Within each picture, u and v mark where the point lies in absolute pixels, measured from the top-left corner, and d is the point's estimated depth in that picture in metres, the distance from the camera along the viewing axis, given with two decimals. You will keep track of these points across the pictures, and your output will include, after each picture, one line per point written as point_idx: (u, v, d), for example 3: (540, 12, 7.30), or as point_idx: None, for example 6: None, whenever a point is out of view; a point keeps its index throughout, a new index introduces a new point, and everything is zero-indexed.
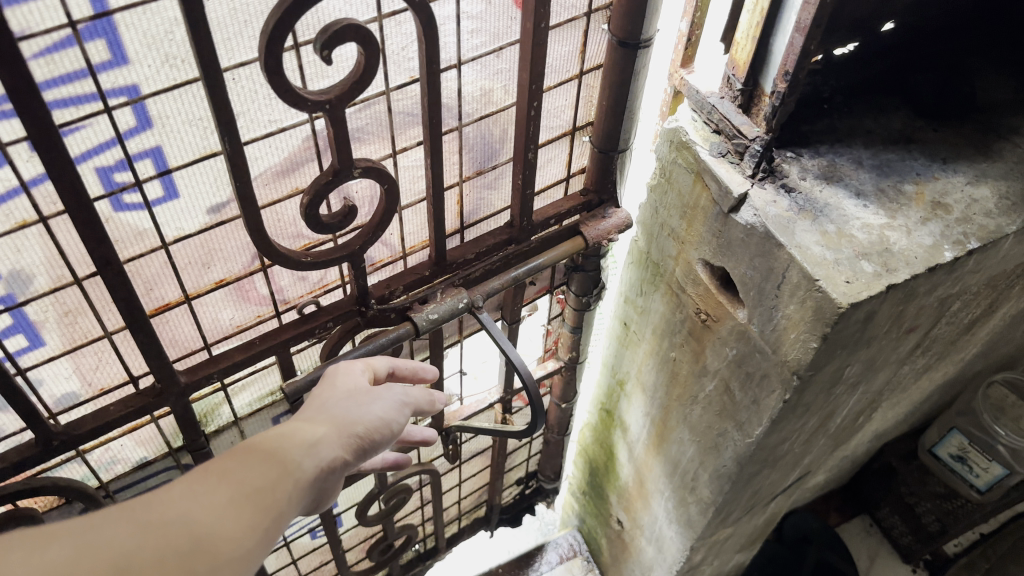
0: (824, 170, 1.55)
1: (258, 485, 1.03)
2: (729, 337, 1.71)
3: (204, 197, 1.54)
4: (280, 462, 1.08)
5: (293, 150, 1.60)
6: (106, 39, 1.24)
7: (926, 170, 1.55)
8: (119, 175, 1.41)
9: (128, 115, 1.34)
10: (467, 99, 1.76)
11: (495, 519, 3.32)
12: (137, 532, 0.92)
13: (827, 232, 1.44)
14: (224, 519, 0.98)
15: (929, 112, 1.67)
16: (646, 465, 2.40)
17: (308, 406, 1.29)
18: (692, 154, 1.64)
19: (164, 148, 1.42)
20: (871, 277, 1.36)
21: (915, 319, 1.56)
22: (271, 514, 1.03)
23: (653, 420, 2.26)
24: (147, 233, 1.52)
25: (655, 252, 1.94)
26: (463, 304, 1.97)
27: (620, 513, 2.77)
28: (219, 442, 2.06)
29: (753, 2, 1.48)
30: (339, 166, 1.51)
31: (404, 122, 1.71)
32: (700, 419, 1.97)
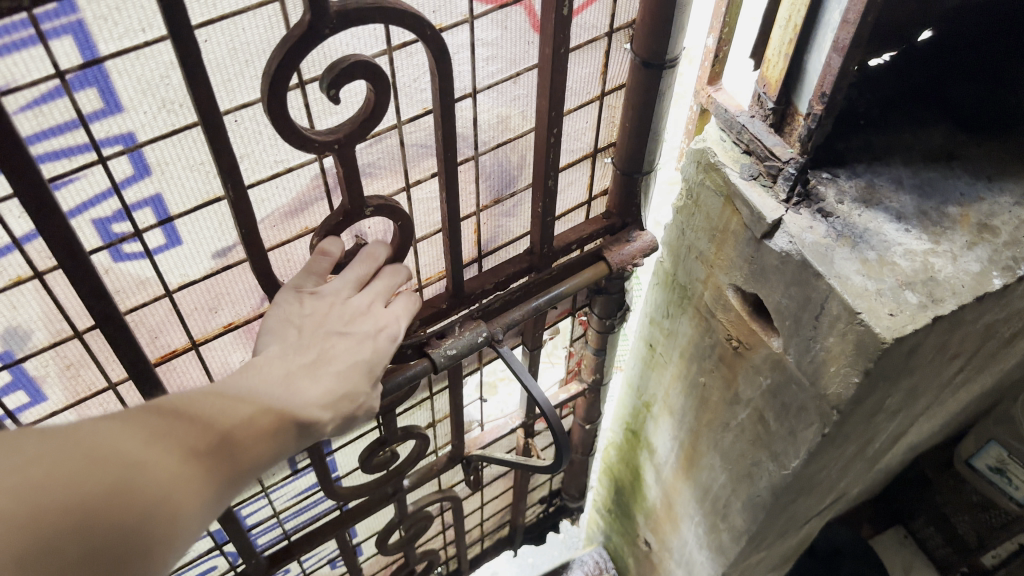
0: (862, 193, 1.47)
1: (254, 435, 1.13)
2: (763, 366, 1.63)
3: (209, 241, 1.48)
4: (232, 416, 1.11)
5: (302, 189, 1.53)
6: (98, 88, 1.17)
7: (970, 189, 1.46)
8: (117, 225, 1.35)
9: (126, 161, 1.27)
10: (483, 127, 1.70)
11: (519, 540, 3.25)
12: (91, 470, 0.96)
13: (867, 260, 1.36)
14: (176, 462, 1.04)
15: (971, 125, 1.58)
16: (674, 488, 2.32)
17: (306, 351, 1.32)
18: (721, 177, 1.54)
19: (164, 195, 1.35)
20: (916, 309, 1.28)
21: (960, 346, 1.48)
22: (212, 467, 1.07)
23: (682, 444, 2.18)
24: (149, 282, 1.46)
25: (683, 275, 1.85)
26: (483, 338, 1.93)
27: (647, 534, 2.70)
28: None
29: (785, 17, 1.40)
30: (354, 207, 1.49)
31: (418, 154, 1.66)
32: (732, 446, 1.89)
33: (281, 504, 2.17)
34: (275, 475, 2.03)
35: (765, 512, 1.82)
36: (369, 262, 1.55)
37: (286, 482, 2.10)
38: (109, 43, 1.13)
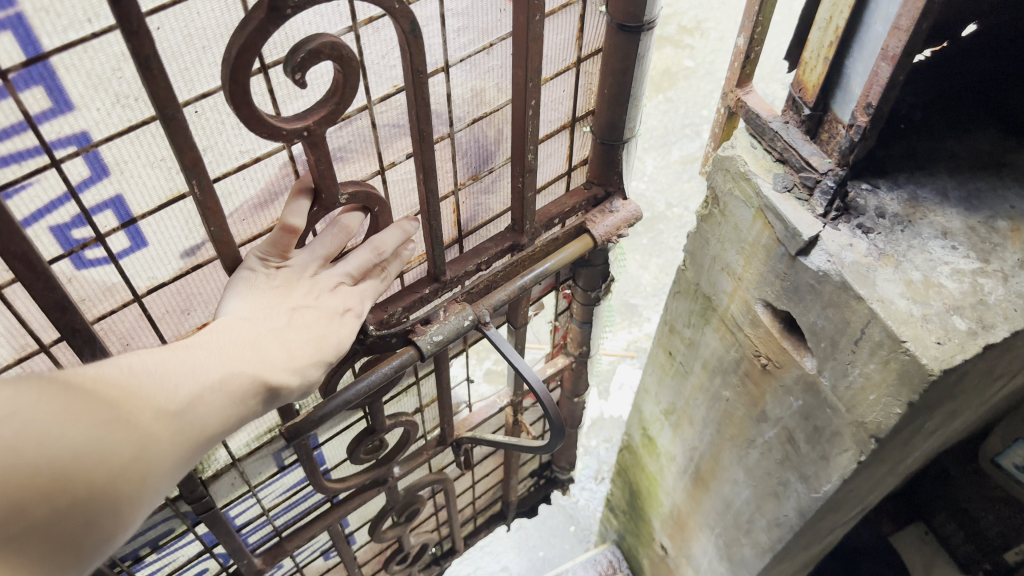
0: (904, 207, 1.66)
1: (201, 411, 1.50)
2: (795, 386, 1.80)
3: (175, 241, 1.68)
4: (182, 387, 1.48)
5: (271, 178, 1.83)
6: (44, 86, 1.30)
7: (1018, 202, 1.64)
8: (77, 231, 1.52)
9: (82, 165, 1.44)
10: (457, 101, 1.92)
11: (511, 514, 3.19)
12: (65, 429, 1.29)
13: (912, 281, 1.52)
14: (135, 429, 1.39)
15: (1018, 132, 1.79)
16: (692, 501, 2.52)
17: (279, 317, 1.71)
18: (754, 187, 1.74)
19: (123, 196, 1.53)
20: (965, 335, 1.43)
21: (1007, 366, 1.59)
22: (162, 426, 1.43)
23: (697, 459, 2.39)
24: (116, 286, 1.66)
25: (706, 285, 2.02)
26: (469, 321, 2.05)
27: (663, 538, 2.90)
28: (221, 485, 2.01)
29: (825, 23, 1.64)
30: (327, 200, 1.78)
31: (391, 135, 1.98)
32: (757, 462, 2.05)
33: (269, 502, 2.26)
34: (261, 474, 2.12)
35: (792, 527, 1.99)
36: (343, 237, 1.87)
37: (273, 480, 2.20)
38: (51, 37, 1.26)
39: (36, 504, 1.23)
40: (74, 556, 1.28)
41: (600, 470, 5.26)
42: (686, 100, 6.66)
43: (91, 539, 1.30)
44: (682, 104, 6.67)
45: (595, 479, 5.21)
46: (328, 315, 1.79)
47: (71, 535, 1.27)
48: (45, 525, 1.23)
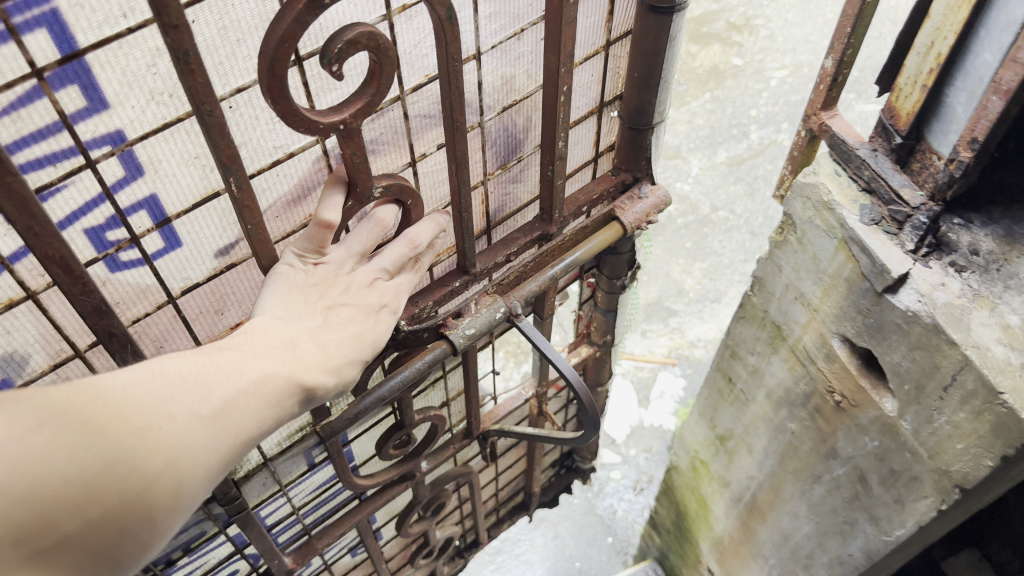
0: (995, 244, 1.88)
1: (240, 417, 1.54)
2: (871, 428, 2.10)
3: (210, 240, 1.78)
4: (218, 390, 1.52)
5: (304, 173, 1.93)
6: (80, 84, 1.36)
7: None
8: (112, 234, 1.61)
9: (118, 166, 1.51)
10: (488, 90, 1.86)
11: (533, 505, 3.19)
12: (92, 437, 1.35)
13: (1005, 325, 1.74)
14: (174, 435, 1.43)
15: None
16: (746, 529, 2.98)
17: (315, 316, 1.74)
18: (839, 217, 2.03)
19: (157, 195, 1.62)
20: None
21: None
22: (196, 431, 1.46)
23: (758, 483, 2.81)
24: (151, 289, 1.76)
25: (776, 313, 2.41)
26: (501, 314, 2.06)
27: (711, 562, 3.43)
28: (255, 482, 2.14)
29: (924, 52, 1.85)
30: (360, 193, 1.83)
31: (423, 125, 1.96)
32: (821, 498, 2.43)
33: (298, 500, 2.38)
34: (289, 473, 2.23)
35: (856, 564, 2.34)
36: (377, 230, 1.87)
37: (303, 479, 2.33)
38: (86, 34, 1.31)
39: (63, 515, 1.31)
40: (105, 565, 1.38)
41: (639, 480, 5.44)
42: (734, 99, 7.18)
43: (119, 549, 1.39)
44: (728, 102, 7.19)
45: (634, 489, 5.42)
46: (366, 312, 1.83)
47: (100, 545, 1.36)
48: (73, 536, 1.32)
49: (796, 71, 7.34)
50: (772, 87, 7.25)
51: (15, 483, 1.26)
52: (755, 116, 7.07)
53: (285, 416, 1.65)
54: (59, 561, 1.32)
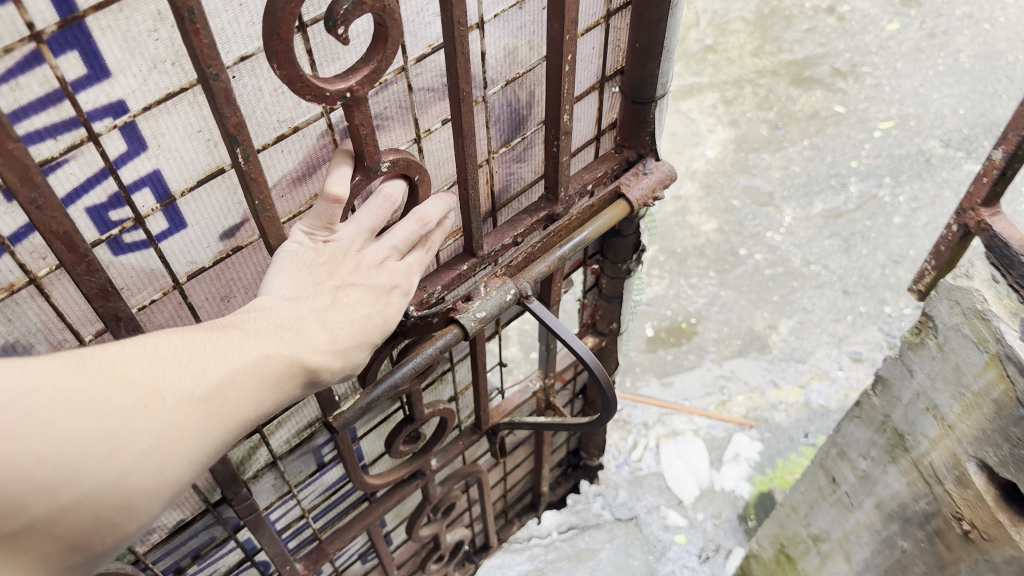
0: None
1: (233, 398, 1.66)
2: (1003, 563, 2.34)
3: (213, 222, 1.98)
4: (212, 369, 1.64)
5: (309, 149, 1.91)
6: (78, 49, 1.52)
7: None
8: (115, 212, 1.79)
9: (120, 142, 1.69)
10: (491, 62, 1.75)
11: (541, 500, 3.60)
12: (78, 413, 1.49)
13: None
14: (162, 413, 1.57)
15: None
16: None
17: (324, 297, 1.82)
18: (998, 333, 2.19)
19: (160, 168, 1.79)
20: None
21: None
22: (182, 412, 1.59)
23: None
24: (157, 271, 1.95)
25: (901, 421, 2.66)
26: (511, 295, 1.95)
27: None
28: (262, 484, 2.49)
29: None
30: (368, 166, 1.82)
31: (427, 98, 1.88)
32: None
33: (309, 503, 2.73)
34: (299, 473, 2.57)
35: None
36: (386, 205, 1.90)
37: (311, 480, 2.66)
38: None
39: (36, 497, 1.45)
40: (82, 540, 1.54)
41: (705, 548, 4.66)
42: (833, 148, 6.77)
43: (96, 527, 1.54)
44: None
45: (699, 556, 4.63)
46: (376, 292, 1.90)
47: (82, 521, 1.52)
48: (48, 515, 1.47)
49: (900, 124, 6.90)
50: (874, 138, 6.82)
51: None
52: (871, 137, 6.83)
53: (289, 394, 1.77)
54: (35, 535, 1.48)
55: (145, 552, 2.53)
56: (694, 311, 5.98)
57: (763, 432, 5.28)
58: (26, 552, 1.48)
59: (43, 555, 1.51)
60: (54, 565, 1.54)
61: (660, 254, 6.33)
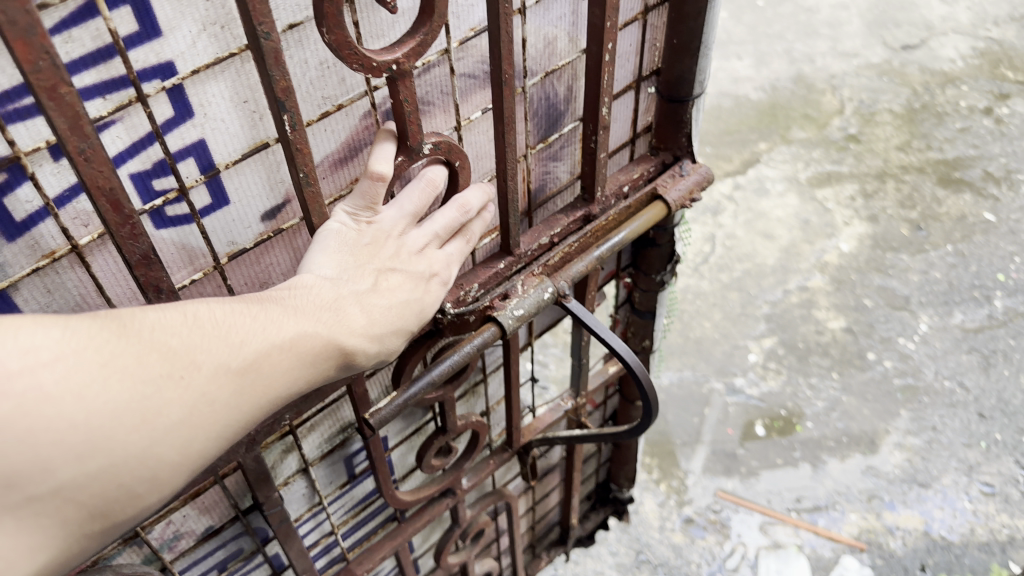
0: None
1: (266, 376, 1.57)
2: None
3: (254, 203, 1.90)
4: (250, 341, 1.55)
5: (351, 130, 1.82)
6: (132, 5, 1.46)
7: None
8: (159, 183, 1.71)
9: (167, 106, 1.62)
10: (532, 51, 1.67)
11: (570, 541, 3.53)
12: (112, 377, 1.39)
13: None
14: (195, 387, 1.48)
15: None
16: None
17: (365, 279, 1.74)
18: None
19: (205, 138, 1.72)
20: None
21: None
22: (217, 384, 1.51)
23: None
24: (197, 253, 1.87)
25: None
26: (550, 293, 1.93)
27: None
28: (293, 489, 2.39)
29: None
30: (410, 146, 1.73)
31: (469, 85, 1.81)
32: None
33: (338, 520, 2.62)
34: (330, 484, 2.48)
35: None
36: (428, 190, 1.82)
37: (342, 494, 2.56)
38: None
39: (63, 462, 1.35)
40: (101, 511, 1.44)
41: None
42: (980, 258, 6.28)
43: (116, 498, 1.44)
44: None
45: None
46: (415, 279, 1.82)
47: (103, 494, 1.42)
48: (71, 483, 1.37)
49: None
50: None
51: (18, 424, 1.29)
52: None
53: (323, 376, 1.68)
54: (54, 505, 1.36)
55: (173, 560, 2.44)
56: (811, 414, 5.50)
57: (875, 560, 4.78)
58: (45, 524, 1.37)
59: (62, 529, 1.39)
60: (70, 540, 1.42)
61: (779, 347, 5.87)
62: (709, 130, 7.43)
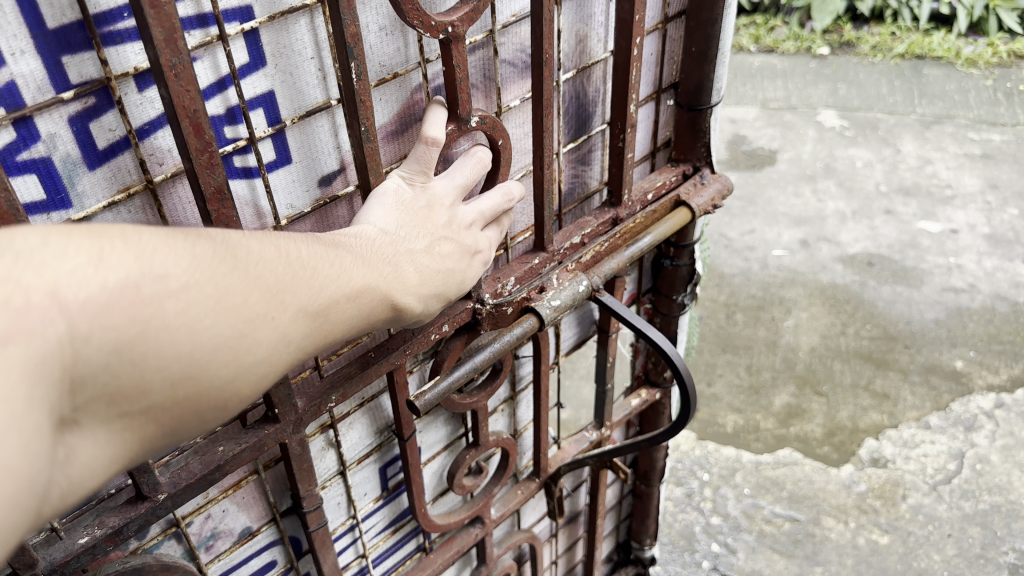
0: None
1: (334, 326, 1.48)
2: None
3: (314, 165, 1.91)
4: (327, 287, 1.46)
5: (405, 101, 1.86)
6: None
7: None
8: (231, 131, 1.73)
9: (243, 51, 1.66)
10: (564, 47, 1.98)
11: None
12: (219, 311, 1.29)
13: None
14: (278, 330, 1.38)
15: None
16: None
17: (419, 240, 1.71)
18: None
19: (274, 92, 1.75)
20: None
21: None
22: (298, 327, 1.42)
23: None
24: (265, 214, 1.87)
25: None
26: (583, 286, 2.10)
27: None
28: (329, 494, 2.32)
29: None
30: (461, 112, 1.79)
31: (510, 74, 1.92)
32: None
33: (370, 544, 2.56)
34: (365, 493, 2.42)
35: None
36: (478, 166, 1.87)
37: (377, 508, 2.50)
38: None
39: (161, 388, 1.24)
40: (168, 439, 1.33)
41: None
42: None
43: (187, 427, 1.33)
44: None
45: None
46: (462, 251, 1.80)
47: (179, 421, 1.31)
48: (160, 406, 1.26)
49: None
50: None
51: (136, 348, 1.19)
52: None
53: (370, 329, 1.61)
54: (141, 425, 1.26)
55: (210, 562, 2.45)
56: None
57: None
58: (125, 443, 1.25)
59: (138, 448, 1.28)
60: (136, 459, 1.30)
61: None
62: (978, 331, 6.21)
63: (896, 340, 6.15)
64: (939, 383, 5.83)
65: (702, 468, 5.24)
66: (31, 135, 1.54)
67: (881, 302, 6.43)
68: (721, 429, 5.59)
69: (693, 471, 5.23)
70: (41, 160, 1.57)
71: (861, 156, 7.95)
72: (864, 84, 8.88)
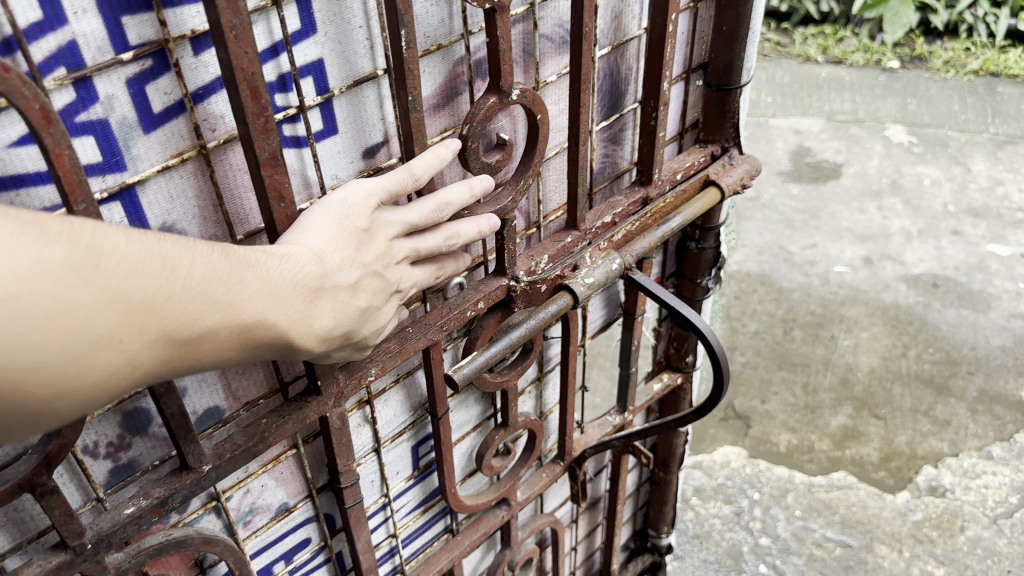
0: None
1: (196, 354, 1.42)
2: None
3: (360, 138, 1.94)
4: (204, 318, 1.39)
5: (448, 74, 1.90)
6: None
7: None
8: (280, 98, 1.75)
9: (295, 18, 1.69)
10: (602, 25, 2.09)
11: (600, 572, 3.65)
12: (55, 330, 1.23)
13: None
14: (123, 351, 1.32)
15: None
16: None
17: (350, 275, 1.63)
18: None
19: (323, 60, 1.78)
20: None
21: None
22: (150, 352, 1.36)
23: None
24: (311, 184, 1.89)
25: None
26: (616, 264, 2.21)
27: None
28: (364, 471, 2.33)
29: None
30: (505, 85, 1.80)
31: (548, 49, 2.01)
32: None
33: (399, 525, 2.57)
34: (397, 473, 2.44)
35: None
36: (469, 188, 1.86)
37: (409, 488, 2.52)
38: None
39: None
40: None
41: None
42: None
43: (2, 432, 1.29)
44: None
45: None
46: (385, 288, 1.74)
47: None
48: None
49: None
50: None
51: None
52: None
53: (252, 358, 1.55)
54: None
55: (247, 539, 2.37)
56: None
57: None
58: None
59: None
60: None
61: None
62: None
63: (960, 365, 5.98)
64: (1002, 413, 5.65)
65: (753, 487, 5.11)
66: (89, 96, 1.48)
67: (945, 325, 6.27)
68: (775, 447, 5.49)
69: (743, 490, 5.10)
70: (99, 122, 1.51)
71: (929, 173, 7.77)
72: (935, 99, 8.72)
